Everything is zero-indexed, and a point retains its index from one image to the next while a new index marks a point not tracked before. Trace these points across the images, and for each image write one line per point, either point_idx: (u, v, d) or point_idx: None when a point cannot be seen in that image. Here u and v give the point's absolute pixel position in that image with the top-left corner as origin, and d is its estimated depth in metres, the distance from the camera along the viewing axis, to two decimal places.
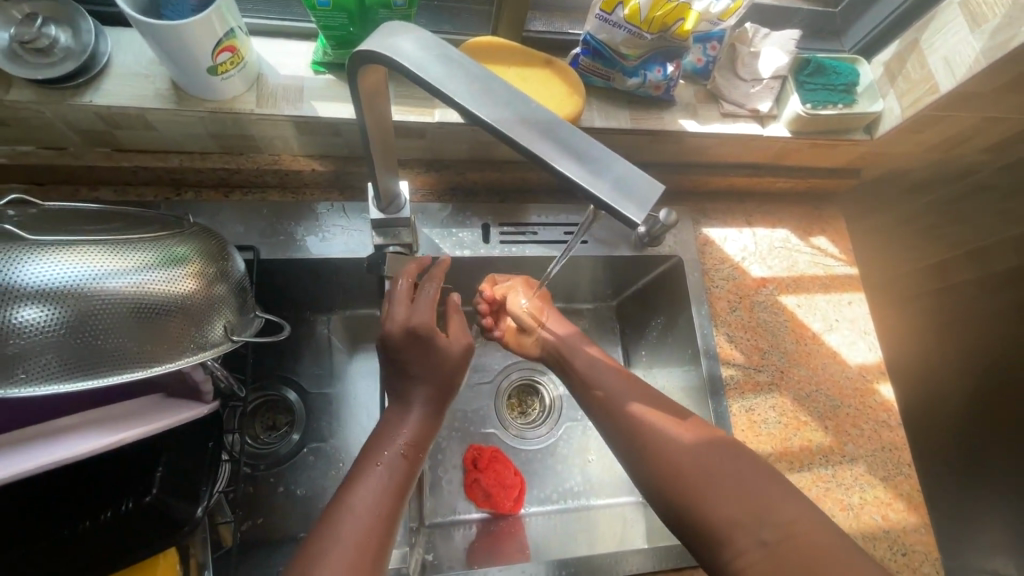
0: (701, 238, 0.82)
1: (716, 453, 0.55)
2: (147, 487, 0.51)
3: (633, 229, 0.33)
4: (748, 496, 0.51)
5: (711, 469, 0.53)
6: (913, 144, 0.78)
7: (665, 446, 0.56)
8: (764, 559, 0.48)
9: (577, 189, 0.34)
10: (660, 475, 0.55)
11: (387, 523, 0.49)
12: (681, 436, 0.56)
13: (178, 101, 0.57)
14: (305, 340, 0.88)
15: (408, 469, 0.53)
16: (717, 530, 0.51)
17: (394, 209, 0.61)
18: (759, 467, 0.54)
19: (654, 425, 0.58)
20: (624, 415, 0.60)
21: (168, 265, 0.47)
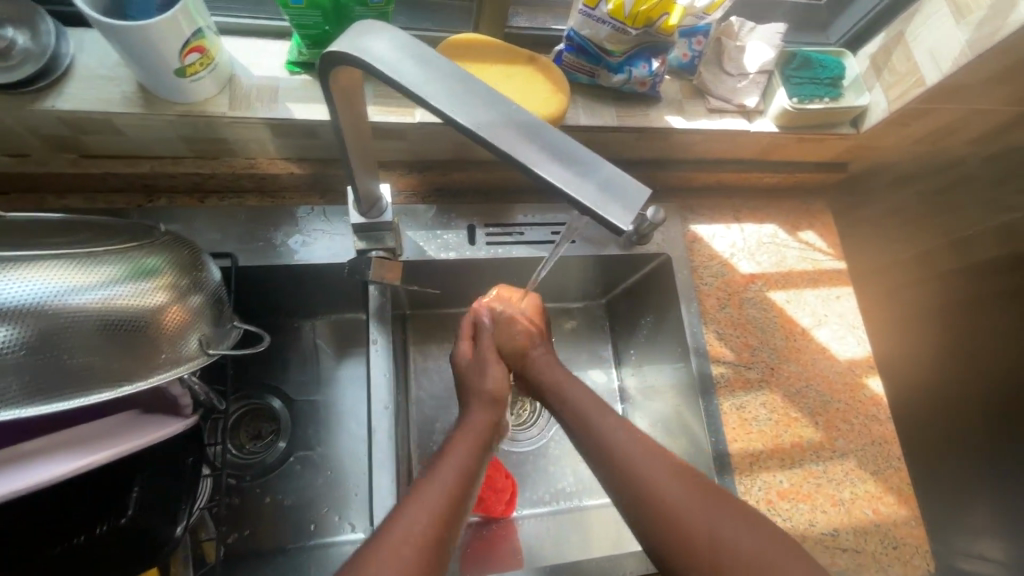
0: (689, 235, 0.82)
1: (698, 488, 0.54)
2: (123, 509, 0.50)
3: (619, 236, 0.32)
4: (737, 542, 0.51)
5: (696, 505, 0.53)
6: (900, 136, 0.77)
7: (651, 477, 0.55)
8: None
9: (562, 194, 0.32)
10: (647, 509, 0.53)
11: (439, 542, 0.48)
12: (662, 465, 0.56)
13: (146, 105, 0.54)
14: (290, 347, 0.86)
15: (459, 483, 0.53)
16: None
17: (376, 212, 0.59)
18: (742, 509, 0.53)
19: (636, 455, 0.57)
20: (609, 443, 0.58)
21: (137, 278, 0.45)
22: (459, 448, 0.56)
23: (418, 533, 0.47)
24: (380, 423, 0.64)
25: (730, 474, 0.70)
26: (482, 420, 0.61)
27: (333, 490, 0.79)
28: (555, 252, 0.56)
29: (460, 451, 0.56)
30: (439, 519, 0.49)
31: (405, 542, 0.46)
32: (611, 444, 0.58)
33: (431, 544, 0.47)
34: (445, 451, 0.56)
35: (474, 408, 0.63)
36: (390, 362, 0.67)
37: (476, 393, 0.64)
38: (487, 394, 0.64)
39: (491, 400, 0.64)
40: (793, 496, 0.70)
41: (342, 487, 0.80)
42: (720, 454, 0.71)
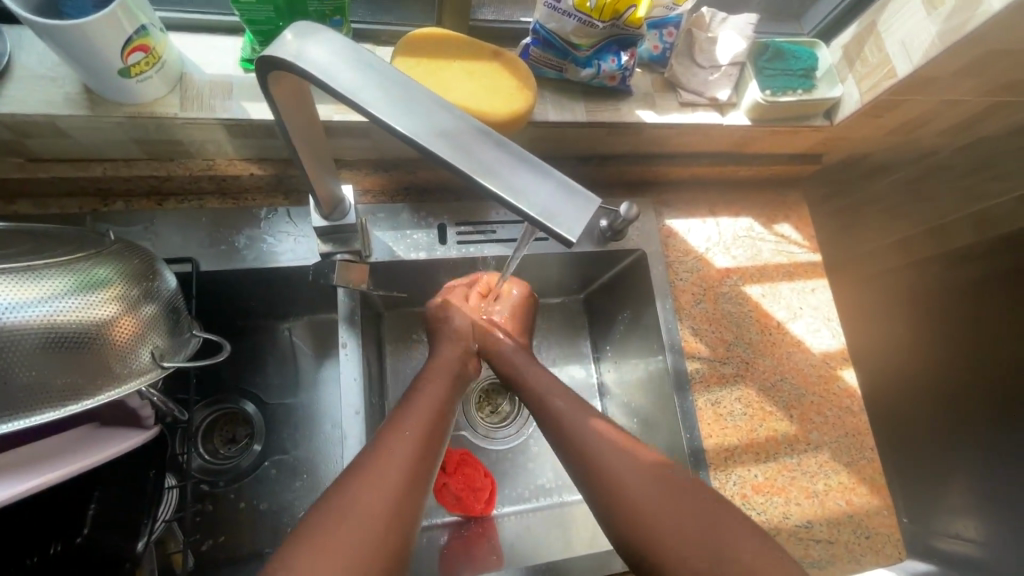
0: (664, 230, 0.81)
1: (664, 488, 0.52)
2: (78, 527, 0.49)
3: (567, 246, 0.31)
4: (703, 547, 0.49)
5: (663, 510, 0.51)
6: (874, 127, 0.77)
7: (621, 481, 0.53)
8: None
9: (507, 204, 0.31)
10: (613, 510, 0.53)
11: (422, 468, 0.51)
12: (626, 465, 0.54)
13: (92, 107, 0.52)
14: (263, 348, 0.84)
15: (434, 416, 0.56)
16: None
17: (338, 215, 0.58)
18: (716, 509, 0.52)
19: (608, 458, 0.55)
20: (584, 447, 0.57)
21: (84, 290, 0.43)
22: (433, 383, 0.61)
23: (401, 460, 0.50)
24: (351, 429, 0.63)
25: (705, 470, 0.70)
26: (451, 355, 0.65)
27: (310, 493, 0.78)
28: (516, 258, 0.55)
29: (433, 386, 0.60)
30: (420, 446, 0.52)
31: (391, 465, 0.49)
32: (587, 441, 0.57)
33: (416, 467, 0.50)
34: (423, 390, 0.59)
35: (444, 347, 0.67)
36: (361, 366, 0.66)
37: (444, 335, 0.68)
38: (455, 334, 0.68)
39: (460, 339, 0.68)
40: (767, 490, 0.71)
41: (318, 490, 0.79)
42: (696, 450, 0.71)
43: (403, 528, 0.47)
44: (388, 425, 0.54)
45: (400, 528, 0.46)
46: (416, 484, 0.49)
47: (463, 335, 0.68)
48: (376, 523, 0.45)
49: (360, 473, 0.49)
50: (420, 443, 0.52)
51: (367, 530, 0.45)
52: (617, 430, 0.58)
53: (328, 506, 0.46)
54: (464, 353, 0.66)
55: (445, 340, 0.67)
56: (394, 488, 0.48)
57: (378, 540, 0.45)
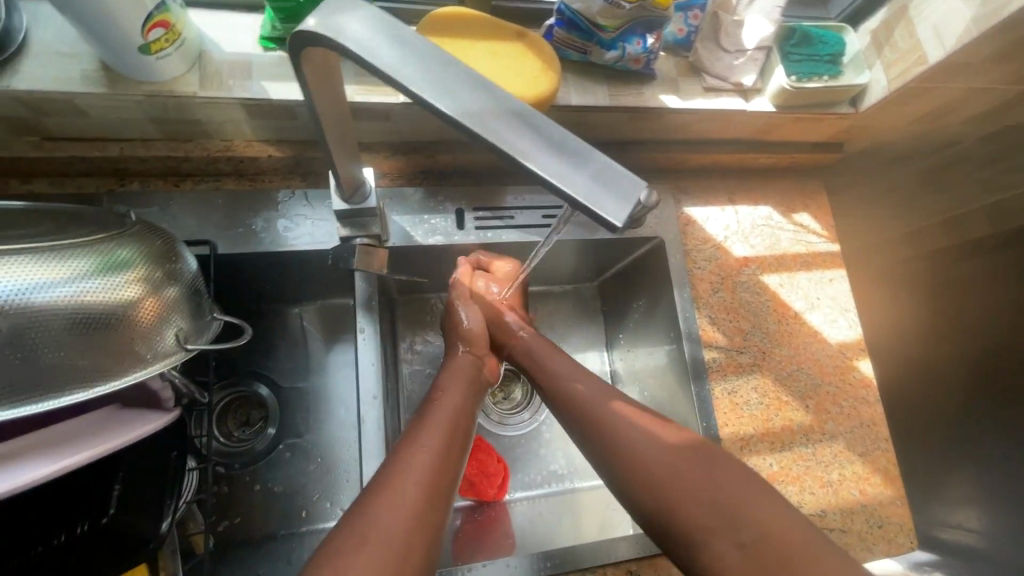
0: (682, 218, 0.80)
1: (676, 453, 0.53)
2: (104, 507, 0.47)
3: (612, 232, 0.30)
4: (724, 507, 0.49)
5: (679, 476, 0.51)
6: (899, 116, 0.75)
7: (630, 451, 0.53)
8: (743, 562, 0.47)
9: (550, 186, 0.31)
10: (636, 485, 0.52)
11: (439, 487, 0.50)
12: (635, 435, 0.54)
13: (110, 84, 0.51)
14: (277, 332, 0.84)
15: (450, 424, 0.57)
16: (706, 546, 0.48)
17: (359, 197, 0.57)
18: (732, 471, 0.51)
19: (618, 431, 0.55)
20: (595, 424, 0.57)
21: (107, 272, 0.43)
22: (448, 395, 0.60)
23: (420, 471, 0.50)
24: (368, 414, 0.62)
25: None
26: (464, 364, 0.65)
27: (325, 476, 0.79)
28: (545, 243, 0.55)
29: (448, 398, 0.60)
30: (437, 462, 0.52)
31: (408, 484, 0.49)
32: (595, 415, 0.58)
33: (433, 485, 0.50)
34: (438, 399, 0.59)
35: (458, 351, 0.67)
36: (378, 352, 0.65)
37: (458, 338, 0.68)
38: (468, 337, 0.68)
39: (473, 342, 0.67)
40: (782, 479, 0.71)
41: (333, 473, 0.79)
42: (712, 439, 0.71)
43: (428, 537, 0.47)
44: (403, 443, 0.54)
45: (425, 539, 0.47)
46: (433, 504, 0.49)
47: (477, 337, 0.68)
48: (395, 544, 0.45)
49: (376, 495, 0.48)
50: (435, 460, 0.52)
51: (392, 545, 0.45)
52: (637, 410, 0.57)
53: (351, 524, 0.46)
54: (476, 359, 0.67)
55: (459, 345, 0.67)
56: (410, 510, 0.47)
57: (402, 549, 0.45)
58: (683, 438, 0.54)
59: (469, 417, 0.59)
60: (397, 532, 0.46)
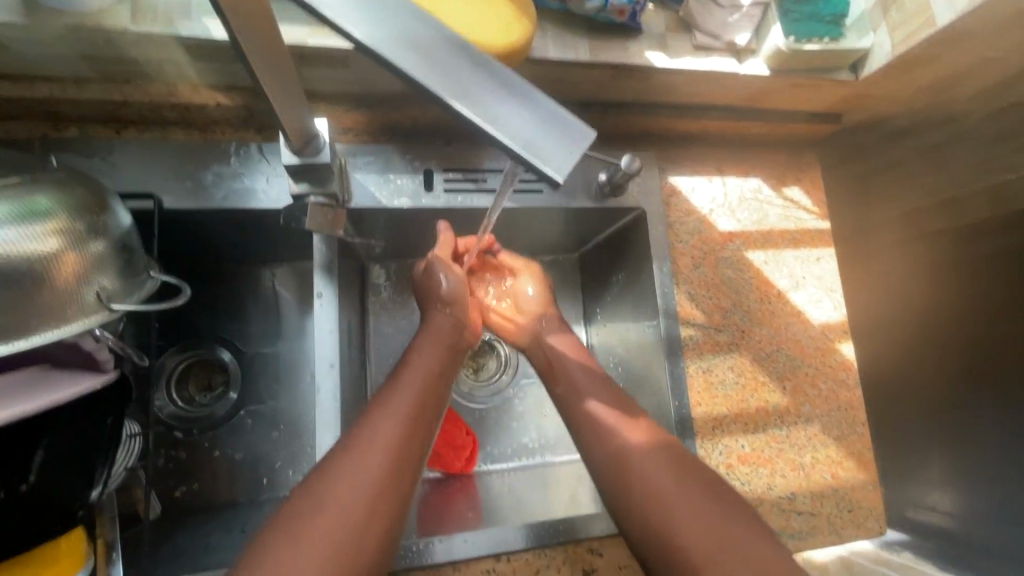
0: (667, 188, 0.76)
1: (675, 471, 0.51)
2: (25, 473, 0.45)
3: (553, 187, 0.27)
4: (721, 538, 0.46)
5: (678, 497, 0.49)
6: (901, 86, 0.71)
7: (629, 465, 0.52)
8: None
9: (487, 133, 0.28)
10: (628, 497, 0.51)
11: (408, 454, 0.48)
12: (639, 450, 0.53)
13: (29, 14, 0.46)
14: (242, 295, 0.81)
15: (423, 389, 0.54)
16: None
17: (312, 150, 0.52)
18: (736, 506, 0.49)
19: (618, 445, 0.54)
20: (597, 437, 0.56)
21: (23, 220, 0.39)
22: (424, 357, 0.57)
23: (385, 440, 0.48)
24: (325, 383, 0.59)
25: (691, 438, 0.68)
26: (443, 325, 0.62)
27: (288, 444, 0.77)
28: (499, 202, 0.55)
29: (423, 359, 0.57)
30: (405, 430, 0.49)
31: (376, 453, 0.47)
32: (596, 425, 0.56)
33: (400, 450, 0.48)
34: (409, 362, 0.56)
35: (434, 313, 0.63)
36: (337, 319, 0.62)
37: (435, 300, 0.64)
38: (446, 299, 0.64)
39: (454, 307, 0.64)
40: (753, 461, 0.69)
41: (297, 442, 0.77)
42: (683, 419, 0.69)
43: (389, 509, 0.45)
44: (373, 405, 0.51)
45: (386, 513, 0.45)
46: (400, 473, 0.47)
47: (459, 297, 0.64)
48: (358, 513, 0.43)
49: (341, 462, 0.46)
50: (405, 425, 0.50)
51: (350, 520, 0.43)
52: (613, 411, 0.57)
53: (308, 494, 0.44)
54: (456, 321, 0.63)
55: (436, 307, 0.64)
56: (373, 476, 0.45)
57: (360, 523, 0.43)
58: (687, 458, 0.53)
59: (442, 383, 0.57)
60: (358, 505, 0.44)
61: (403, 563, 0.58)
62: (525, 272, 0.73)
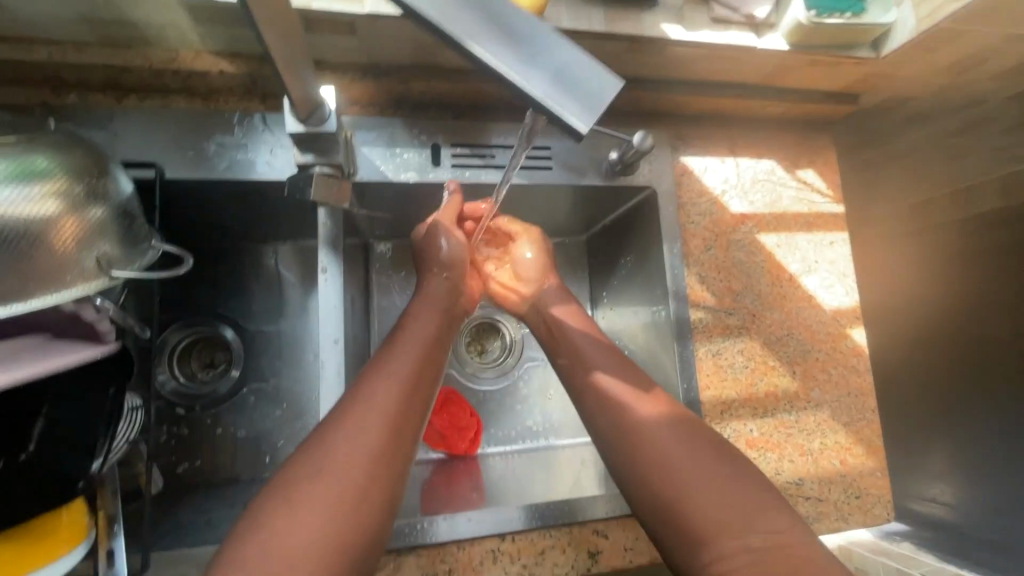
0: (679, 168, 0.74)
1: (684, 440, 0.50)
2: (23, 443, 0.43)
3: (578, 134, 0.32)
4: (735, 506, 0.46)
5: (688, 465, 0.49)
6: (923, 65, 0.69)
7: (639, 434, 0.52)
8: (750, 565, 0.43)
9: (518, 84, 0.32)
10: (636, 466, 0.50)
11: (406, 420, 0.48)
12: (648, 420, 0.52)
13: None
14: (244, 272, 0.80)
15: (422, 355, 0.53)
16: (707, 547, 0.45)
17: (317, 120, 0.51)
18: (750, 476, 0.48)
19: (627, 415, 0.53)
20: (605, 405, 0.55)
21: (19, 180, 0.38)
22: (421, 324, 0.56)
23: (383, 405, 0.47)
24: (328, 359, 0.58)
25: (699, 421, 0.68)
26: (440, 289, 0.61)
27: (291, 422, 0.76)
28: (507, 176, 0.54)
29: (420, 326, 0.56)
30: (403, 396, 0.48)
31: (373, 419, 0.46)
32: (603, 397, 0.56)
33: (398, 417, 0.47)
34: (406, 327, 0.55)
35: (431, 277, 0.62)
36: (342, 294, 0.60)
37: (433, 264, 0.63)
38: (443, 264, 0.63)
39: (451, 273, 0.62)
40: (761, 446, 0.68)
41: (299, 420, 0.76)
42: (692, 402, 0.68)
43: (388, 475, 0.45)
44: (370, 369, 0.50)
45: (385, 478, 0.44)
46: (397, 440, 0.46)
47: (458, 262, 0.63)
48: (355, 479, 0.43)
49: (338, 429, 0.45)
50: (403, 392, 0.49)
51: (349, 485, 0.43)
52: (621, 381, 0.56)
53: (306, 460, 0.44)
54: (452, 286, 0.62)
55: (433, 271, 0.63)
56: (372, 442, 0.45)
57: (359, 488, 0.43)
58: (699, 428, 0.52)
59: (440, 349, 0.56)
60: (357, 471, 0.43)
61: (397, 540, 0.58)
62: (523, 236, 0.71)
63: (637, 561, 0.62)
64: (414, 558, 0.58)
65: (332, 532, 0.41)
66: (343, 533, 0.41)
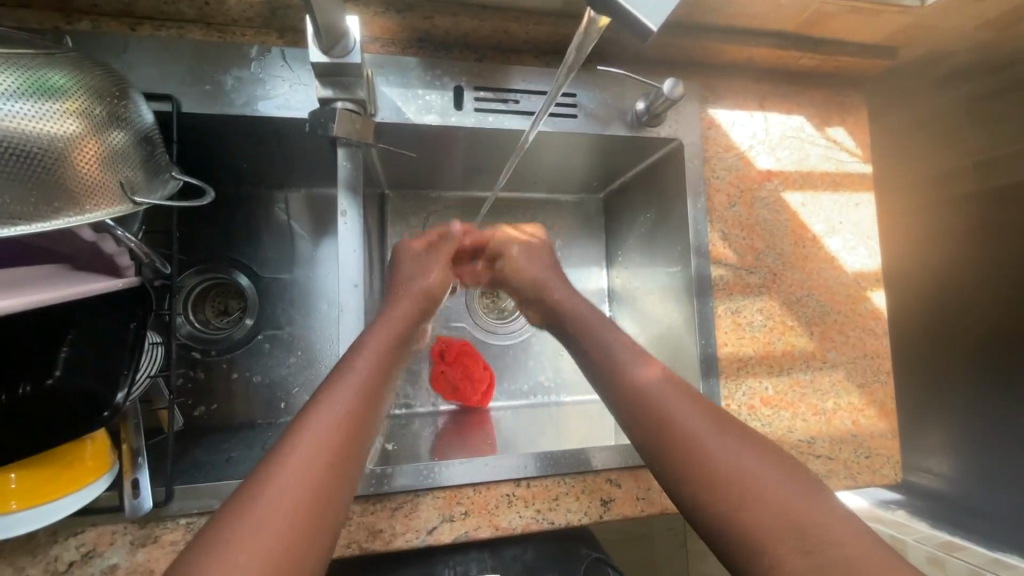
0: (705, 120, 0.72)
1: (703, 418, 0.48)
2: (48, 369, 0.46)
3: (645, 39, 0.33)
4: (783, 492, 0.42)
5: (713, 441, 0.46)
6: (967, 16, 0.66)
7: (655, 404, 0.50)
8: (803, 551, 0.38)
9: None
10: (658, 435, 0.48)
11: (354, 442, 0.43)
12: (659, 389, 0.51)
13: None
14: (259, 219, 0.79)
15: (379, 368, 0.49)
16: (758, 537, 0.40)
17: (340, 51, 0.49)
18: (780, 457, 0.45)
19: (642, 382, 0.52)
20: (610, 378, 0.55)
21: (36, 94, 0.37)
22: (398, 316, 0.57)
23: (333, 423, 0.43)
24: (347, 302, 0.58)
25: (715, 377, 0.67)
26: (409, 308, 0.59)
27: (305, 370, 0.76)
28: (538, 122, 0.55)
29: (391, 312, 0.57)
30: (354, 415, 0.44)
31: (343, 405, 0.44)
32: (608, 358, 0.56)
33: (346, 439, 0.43)
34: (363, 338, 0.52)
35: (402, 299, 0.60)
36: (361, 239, 0.59)
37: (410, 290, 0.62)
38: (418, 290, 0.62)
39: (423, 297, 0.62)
40: (776, 404, 0.69)
41: (314, 368, 0.77)
42: (708, 358, 0.68)
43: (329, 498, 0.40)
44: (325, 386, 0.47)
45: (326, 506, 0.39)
46: (366, 428, 0.45)
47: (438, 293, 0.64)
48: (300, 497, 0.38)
49: (322, 396, 0.45)
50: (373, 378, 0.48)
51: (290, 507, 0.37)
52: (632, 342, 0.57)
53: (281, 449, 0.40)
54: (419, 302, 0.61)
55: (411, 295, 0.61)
56: (316, 465, 0.40)
57: (303, 508, 0.38)
58: (716, 408, 0.50)
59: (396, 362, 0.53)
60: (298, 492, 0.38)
61: (366, 489, 0.57)
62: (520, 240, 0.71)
63: (649, 510, 0.63)
64: (431, 500, 0.59)
65: (307, 502, 0.38)
66: (322, 492, 0.39)
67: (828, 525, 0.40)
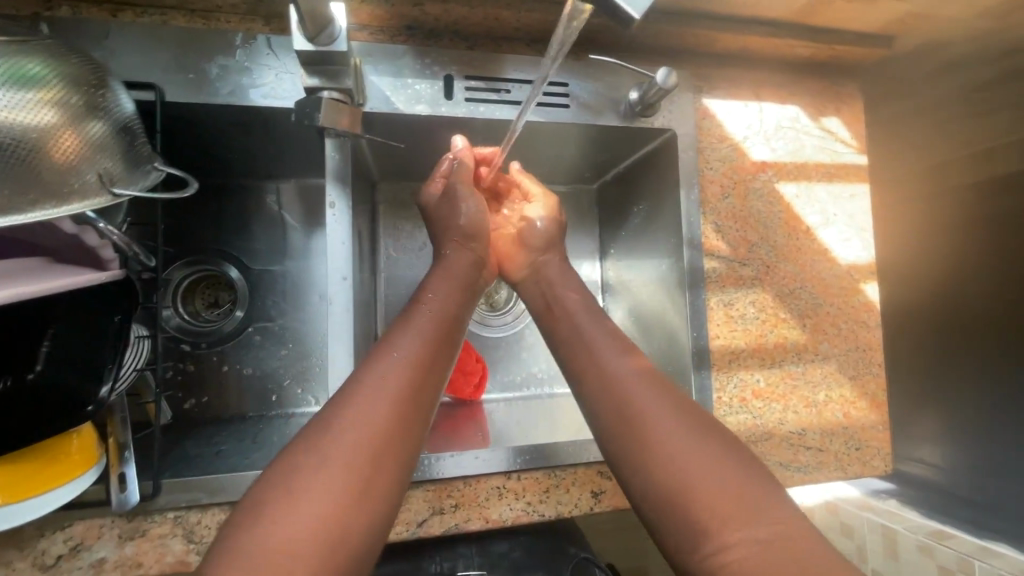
0: (699, 110, 0.71)
1: (672, 410, 0.47)
2: (30, 363, 0.45)
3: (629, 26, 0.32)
4: (742, 487, 0.41)
5: (679, 436, 0.45)
6: (963, 6, 0.65)
7: (625, 397, 0.49)
8: (755, 552, 0.38)
9: None
10: (623, 431, 0.47)
11: (416, 400, 0.44)
12: (632, 380, 0.50)
13: None
14: (249, 209, 0.78)
15: (435, 327, 0.51)
16: (712, 536, 0.40)
17: (325, 39, 0.48)
18: (746, 454, 0.44)
19: (617, 373, 0.51)
20: (587, 363, 0.54)
21: (11, 84, 0.36)
22: (453, 274, 0.58)
23: (395, 382, 0.44)
24: (337, 294, 0.57)
25: (707, 369, 0.67)
26: (464, 262, 0.61)
27: (297, 361, 0.76)
28: (522, 117, 0.53)
29: (446, 270, 0.59)
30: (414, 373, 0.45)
31: (388, 387, 0.43)
32: (592, 345, 0.55)
33: (408, 398, 0.44)
34: (422, 300, 0.54)
35: (450, 251, 0.61)
36: (350, 230, 0.58)
37: (452, 233, 0.62)
38: (464, 232, 0.62)
39: (465, 239, 0.62)
40: (767, 396, 0.69)
41: (306, 360, 0.76)
42: (700, 350, 0.67)
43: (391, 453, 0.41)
44: (383, 342, 0.48)
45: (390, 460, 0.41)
46: (424, 391, 0.46)
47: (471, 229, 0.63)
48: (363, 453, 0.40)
49: (382, 351, 0.47)
50: (411, 371, 0.45)
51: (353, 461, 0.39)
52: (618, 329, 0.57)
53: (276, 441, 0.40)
54: (475, 256, 0.62)
55: (456, 241, 0.62)
56: (379, 422, 0.41)
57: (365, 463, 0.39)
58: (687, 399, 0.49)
59: (456, 319, 0.54)
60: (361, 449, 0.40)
61: None
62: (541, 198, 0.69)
63: None
64: (422, 493, 0.59)
65: (367, 456, 0.40)
66: (384, 450, 0.41)
67: (784, 523, 0.39)
